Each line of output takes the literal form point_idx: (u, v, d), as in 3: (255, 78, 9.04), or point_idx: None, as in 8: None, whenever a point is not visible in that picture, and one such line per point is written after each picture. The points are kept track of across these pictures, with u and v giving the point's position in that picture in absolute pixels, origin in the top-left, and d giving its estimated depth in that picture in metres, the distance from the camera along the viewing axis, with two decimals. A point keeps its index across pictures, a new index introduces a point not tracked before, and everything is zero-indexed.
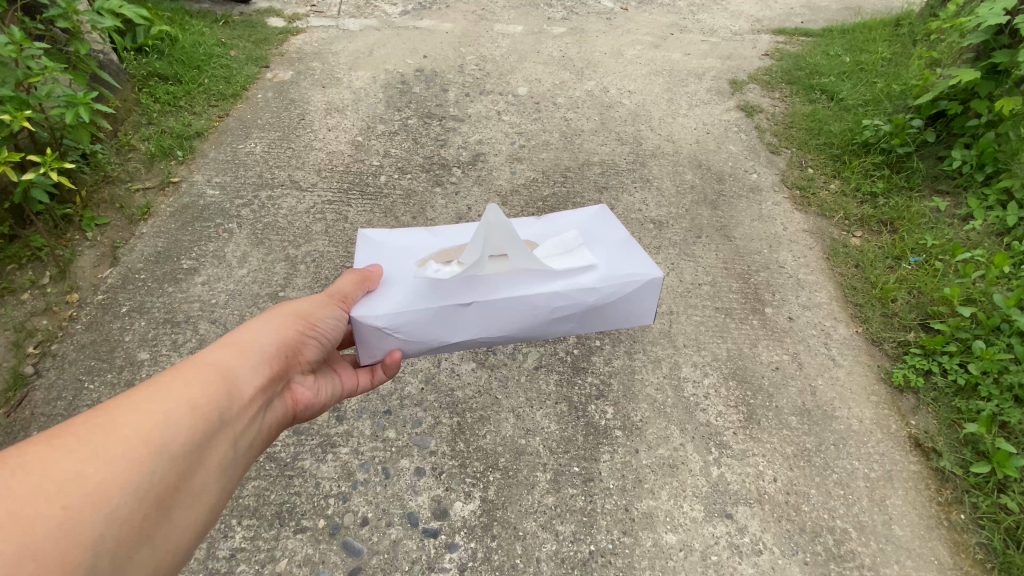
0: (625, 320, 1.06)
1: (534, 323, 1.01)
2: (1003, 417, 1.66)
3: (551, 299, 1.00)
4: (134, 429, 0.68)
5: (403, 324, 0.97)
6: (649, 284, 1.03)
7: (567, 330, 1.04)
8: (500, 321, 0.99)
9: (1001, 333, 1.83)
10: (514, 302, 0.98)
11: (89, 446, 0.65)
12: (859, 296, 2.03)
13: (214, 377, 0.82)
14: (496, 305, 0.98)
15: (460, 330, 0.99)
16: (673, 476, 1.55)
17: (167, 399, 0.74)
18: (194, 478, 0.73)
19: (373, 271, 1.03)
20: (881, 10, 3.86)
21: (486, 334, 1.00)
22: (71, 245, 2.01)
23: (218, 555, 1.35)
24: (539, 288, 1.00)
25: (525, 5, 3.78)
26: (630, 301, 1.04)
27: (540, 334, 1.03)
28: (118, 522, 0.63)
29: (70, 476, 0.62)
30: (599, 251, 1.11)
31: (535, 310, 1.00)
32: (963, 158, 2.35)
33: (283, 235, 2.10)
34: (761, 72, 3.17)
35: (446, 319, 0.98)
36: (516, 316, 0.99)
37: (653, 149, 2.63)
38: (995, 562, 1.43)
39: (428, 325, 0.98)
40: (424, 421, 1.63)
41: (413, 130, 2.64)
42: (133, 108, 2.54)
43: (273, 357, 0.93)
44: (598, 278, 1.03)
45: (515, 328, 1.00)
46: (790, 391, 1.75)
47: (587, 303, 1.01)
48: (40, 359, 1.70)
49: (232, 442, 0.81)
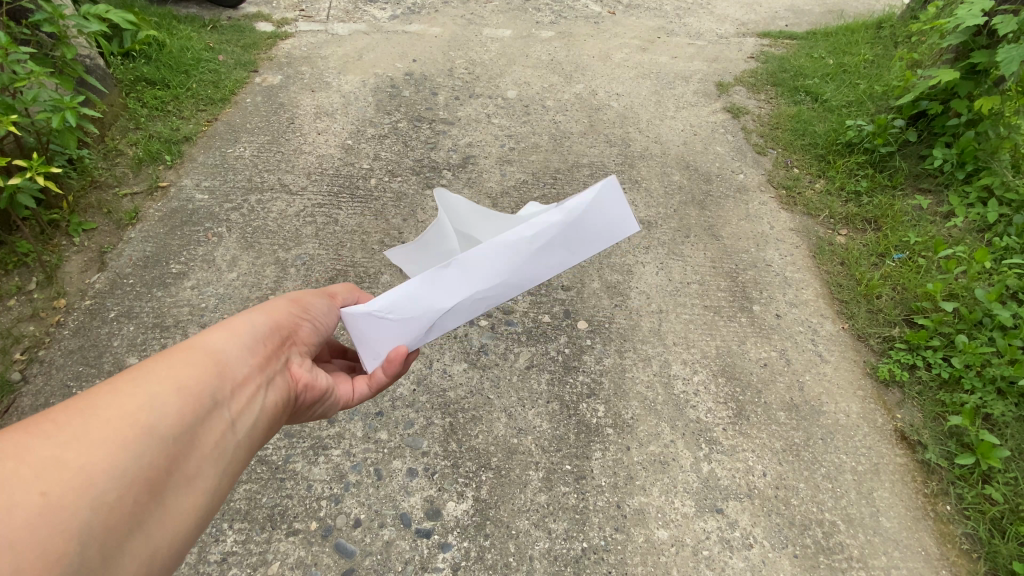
0: (609, 236, 1.05)
1: (520, 260, 0.99)
2: (987, 409, 1.69)
3: (524, 230, 1.00)
4: (115, 412, 0.67)
5: (392, 302, 0.93)
6: (607, 186, 1.05)
7: (556, 260, 1.02)
8: (487, 268, 0.97)
9: (983, 327, 1.87)
10: (493, 246, 0.98)
11: (67, 431, 0.63)
12: (845, 293, 2.06)
13: (203, 357, 0.81)
14: (477, 254, 0.96)
15: (451, 289, 0.95)
16: (664, 472, 1.56)
17: (151, 382, 0.72)
18: (186, 464, 0.72)
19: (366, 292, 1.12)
20: (863, 13, 3.94)
21: (478, 287, 0.96)
22: (58, 251, 2.00)
23: (208, 559, 1.34)
24: (512, 228, 1.00)
25: (513, 10, 3.80)
26: (599, 209, 1.05)
27: (535, 273, 1.00)
28: (104, 509, 0.61)
29: (50, 463, 0.60)
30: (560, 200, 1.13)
31: (516, 245, 0.99)
32: (944, 156, 2.40)
33: (273, 239, 2.10)
34: (747, 75, 3.21)
35: (433, 286, 0.94)
36: (501, 259, 0.98)
37: (641, 151, 2.66)
38: (981, 552, 1.46)
39: (417, 293, 0.94)
40: (416, 422, 1.63)
41: (403, 134, 2.65)
42: (121, 113, 2.53)
43: (269, 335, 0.93)
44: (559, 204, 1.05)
45: (505, 270, 0.98)
46: (778, 386, 1.78)
47: (557, 222, 1.02)
48: (28, 364, 1.69)
49: (227, 425, 0.79)
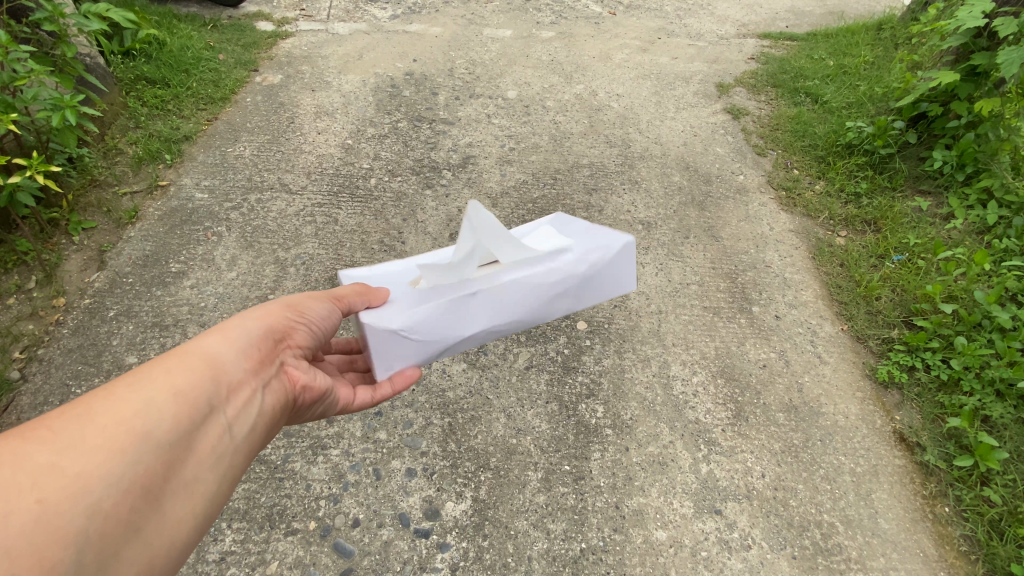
0: (613, 288, 1.12)
1: (537, 303, 1.04)
2: (986, 411, 1.70)
3: (547, 276, 1.04)
4: (111, 418, 0.67)
5: (418, 325, 0.97)
6: (623, 248, 1.11)
7: (565, 307, 1.08)
8: (507, 308, 1.02)
9: (983, 329, 1.87)
10: (516, 287, 1.02)
11: (62, 438, 0.63)
12: (844, 295, 2.06)
13: (200, 361, 0.81)
14: (499, 293, 1.01)
15: (471, 322, 1.00)
16: (663, 473, 1.56)
17: (147, 386, 0.72)
18: (184, 469, 0.72)
19: (379, 293, 1.02)
20: (863, 15, 3.94)
21: (495, 323, 1.02)
22: (57, 249, 2.00)
23: (206, 559, 1.34)
24: (535, 269, 1.04)
25: (514, 10, 3.80)
26: (613, 267, 1.11)
27: (544, 316, 1.07)
28: (100, 516, 0.61)
29: (46, 469, 0.60)
30: (575, 232, 1.14)
31: (535, 289, 1.03)
32: (944, 158, 2.40)
33: (272, 238, 2.10)
34: (747, 76, 3.21)
35: (456, 317, 0.99)
36: (520, 299, 1.03)
37: (641, 152, 2.66)
38: (979, 554, 1.46)
39: (441, 322, 0.98)
40: (415, 422, 1.63)
41: (403, 133, 2.65)
42: (121, 112, 2.53)
43: (264, 338, 0.92)
44: (580, 250, 1.08)
45: (522, 311, 1.04)
46: (778, 388, 1.78)
47: (577, 274, 1.06)
48: (27, 363, 1.69)
49: (224, 430, 0.79)
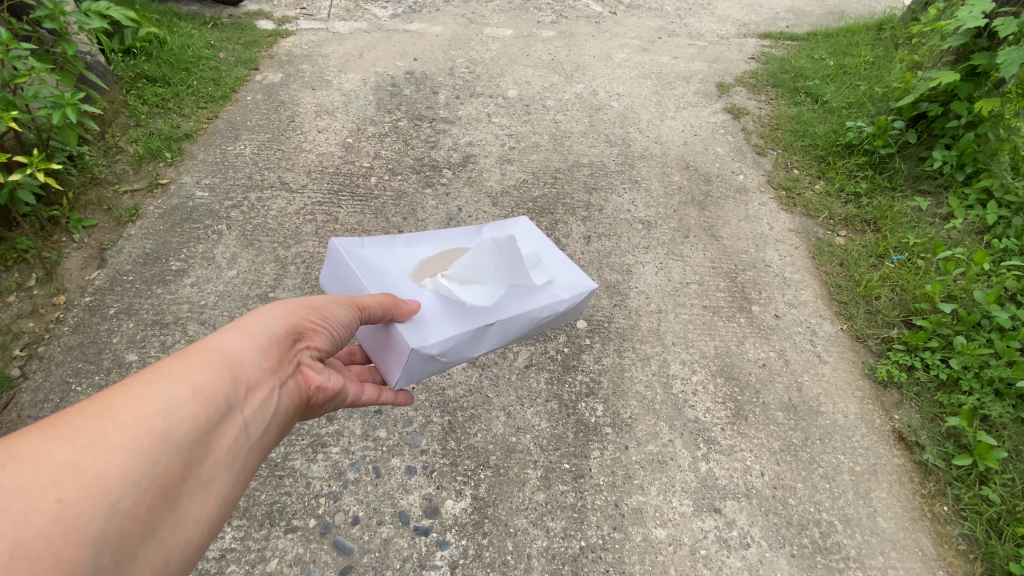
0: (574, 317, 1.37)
1: (528, 329, 1.25)
2: (984, 410, 1.70)
3: (542, 310, 1.25)
4: (131, 416, 0.67)
5: (449, 348, 1.11)
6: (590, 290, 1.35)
7: (542, 331, 1.30)
8: (510, 334, 1.21)
9: (982, 329, 1.87)
10: (521, 317, 1.21)
11: (83, 435, 0.63)
12: (844, 294, 2.06)
13: (219, 360, 0.81)
14: (509, 322, 1.19)
15: (483, 344, 1.17)
16: (663, 471, 1.56)
17: (167, 384, 0.72)
18: (200, 470, 0.72)
19: (407, 306, 1.10)
20: (864, 15, 3.94)
21: (498, 345, 1.21)
22: (58, 247, 2.00)
23: (206, 556, 1.35)
24: (534, 303, 1.24)
25: (515, 10, 3.80)
26: (581, 304, 1.35)
27: (527, 336, 1.28)
28: (119, 517, 0.61)
29: (66, 467, 0.60)
30: (554, 267, 1.36)
31: (532, 320, 1.24)
32: (944, 158, 2.40)
33: (273, 236, 2.11)
34: (747, 75, 3.21)
35: (474, 341, 1.15)
36: (520, 326, 1.22)
37: (641, 151, 2.66)
38: (978, 553, 1.46)
39: (464, 345, 1.13)
40: (415, 420, 1.63)
41: (403, 132, 2.65)
42: (121, 110, 2.53)
43: (283, 338, 0.93)
44: (564, 289, 1.31)
45: (518, 334, 1.23)
46: (777, 387, 1.78)
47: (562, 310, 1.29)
48: (27, 361, 1.69)
49: (239, 431, 0.79)
